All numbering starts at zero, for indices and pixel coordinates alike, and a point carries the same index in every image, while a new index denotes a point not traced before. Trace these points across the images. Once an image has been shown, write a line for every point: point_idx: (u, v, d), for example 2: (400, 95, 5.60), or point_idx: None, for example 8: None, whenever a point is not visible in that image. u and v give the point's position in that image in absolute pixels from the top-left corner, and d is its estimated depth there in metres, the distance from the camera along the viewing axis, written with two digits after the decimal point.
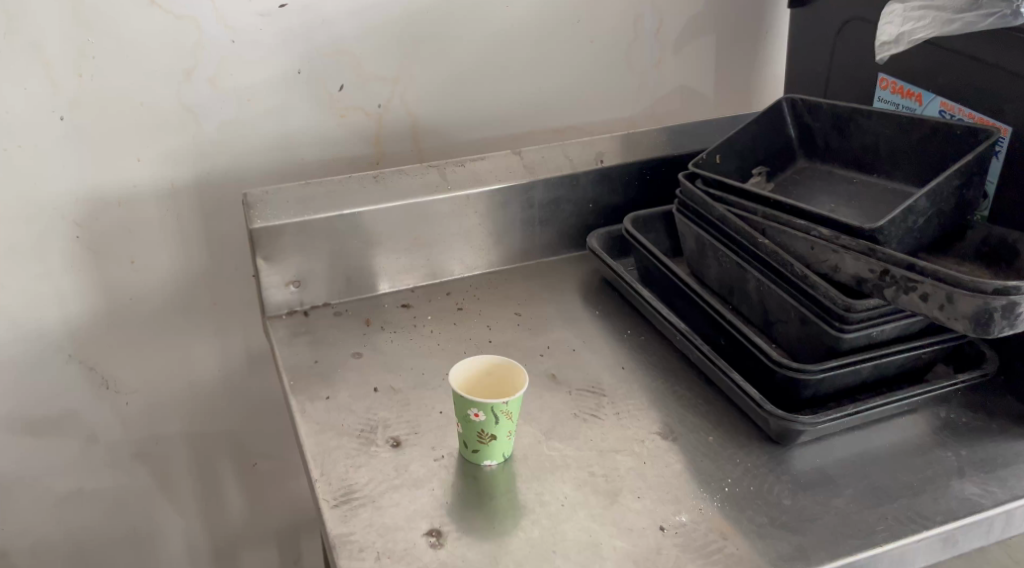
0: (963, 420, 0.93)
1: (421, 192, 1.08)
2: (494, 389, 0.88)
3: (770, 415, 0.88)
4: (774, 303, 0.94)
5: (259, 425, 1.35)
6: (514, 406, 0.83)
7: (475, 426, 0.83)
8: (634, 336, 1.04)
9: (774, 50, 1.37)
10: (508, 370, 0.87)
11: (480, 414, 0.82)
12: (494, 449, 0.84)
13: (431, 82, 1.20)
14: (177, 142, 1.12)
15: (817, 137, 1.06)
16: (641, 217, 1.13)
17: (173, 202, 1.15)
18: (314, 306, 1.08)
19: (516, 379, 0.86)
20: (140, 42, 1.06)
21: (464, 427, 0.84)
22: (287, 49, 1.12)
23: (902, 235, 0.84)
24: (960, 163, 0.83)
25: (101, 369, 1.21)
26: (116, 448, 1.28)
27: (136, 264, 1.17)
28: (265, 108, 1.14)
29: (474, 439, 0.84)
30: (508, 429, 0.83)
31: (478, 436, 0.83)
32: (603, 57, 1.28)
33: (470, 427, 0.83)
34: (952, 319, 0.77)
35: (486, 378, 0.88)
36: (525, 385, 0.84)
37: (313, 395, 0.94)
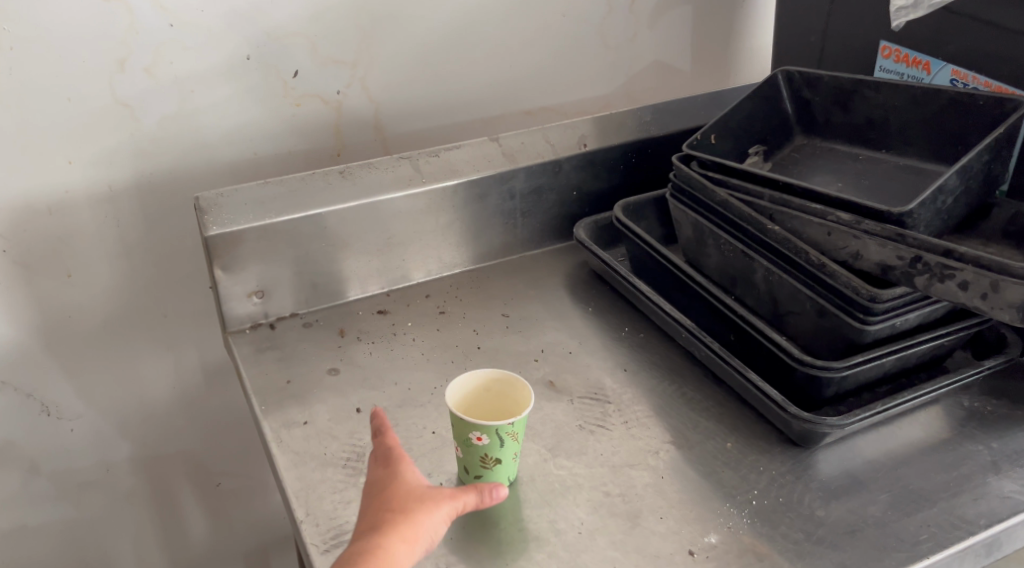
0: (989, 408, 0.87)
1: (392, 187, 0.98)
2: (493, 409, 0.80)
3: (794, 417, 0.81)
4: (785, 294, 0.87)
5: (221, 443, 1.24)
6: (520, 424, 0.75)
7: (478, 448, 0.75)
8: (633, 333, 0.97)
9: (752, 19, 1.30)
10: (509, 385, 0.79)
11: (483, 437, 0.74)
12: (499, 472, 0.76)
13: (394, 65, 1.10)
14: (112, 140, 1.00)
15: (816, 112, 1.00)
16: (631, 205, 1.05)
17: (112, 207, 1.03)
18: (280, 318, 0.98)
19: (520, 395, 0.78)
20: (64, 28, 0.93)
21: (465, 451, 0.75)
22: (233, 33, 1.00)
23: (930, 217, 0.78)
24: (990, 137, 0.78)
25: (40, 395, 1.09)
26: (62, 480, 1.16)
27: (73, 278, 1.05)
28: (211, 98, 1.03)
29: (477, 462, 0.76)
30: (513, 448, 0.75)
31: (482, 458, 0.75)
32: (577, 32, 1.19)
33: (472, 450, 0.75)
34: (996, 308, 0.73)
35: (484, 395, 0.80)
36: (531, 403, 0.76)
37: (288, 421, 0.85)
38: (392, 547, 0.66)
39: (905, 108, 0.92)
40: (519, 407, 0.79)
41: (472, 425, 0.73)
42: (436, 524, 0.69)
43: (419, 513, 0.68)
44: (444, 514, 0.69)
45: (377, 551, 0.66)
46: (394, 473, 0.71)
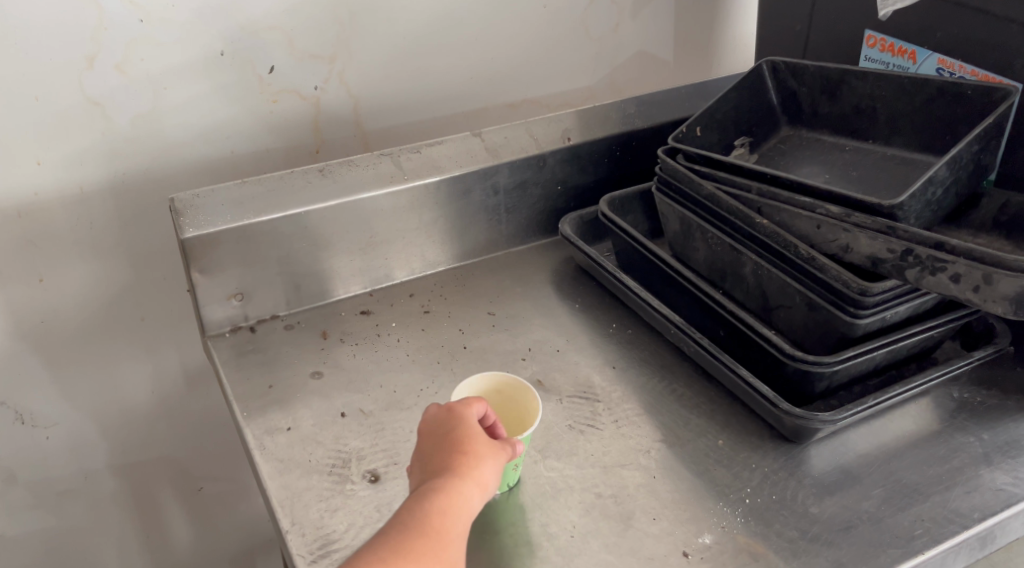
0: (979, 399, 0.87)
1: (373, 184, 0.96)
2: (511, 422, 0.82)
3: (785, 413, 0.80)
4: (775, 288, 0.86)
5: (203, 447, 1.22)
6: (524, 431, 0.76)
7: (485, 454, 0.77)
8: (620, 329, 0.95)
9: (734, 8, 1.28)
10: (518, 392, 0.82)
11: None
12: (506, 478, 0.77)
13: (373, 59, 1.08)
14: (84, 141, 0.97)
15: (802, 103, 0.99)
16: (617, 199, 1.03)
17: (83, 210, 1.01)
18: (260, 320, 0.96)
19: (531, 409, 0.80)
20: (28, 25, 0.90)
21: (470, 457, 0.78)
22: (206, 29, 0.98)
23: (920, 209, 0.77)
24: (979, 127, 0.77)
25: (14, 403, 1.06)
26: (39, 489, 1.13)
27: (45, 282, 1.02)
28: (185, 96, 1.00)
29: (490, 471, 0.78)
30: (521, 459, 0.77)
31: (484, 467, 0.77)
32: (559, 23, 1.17)
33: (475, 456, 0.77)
34: (989, 301, 0.72)
35: (495, 399, 0.83)
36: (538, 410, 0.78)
37: (271, 427, 0.83)
38: (465, 489, 0.68)
39: (893, 98, 0.91)
40: (528, 415, 0.81)
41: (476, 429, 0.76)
42: (499, 468, 0.71)
43: (486, 458, 0.70)
44: (507, 458, 0.71)
45: (450, 494, 0.68)
46: (454, 416, 0.72)
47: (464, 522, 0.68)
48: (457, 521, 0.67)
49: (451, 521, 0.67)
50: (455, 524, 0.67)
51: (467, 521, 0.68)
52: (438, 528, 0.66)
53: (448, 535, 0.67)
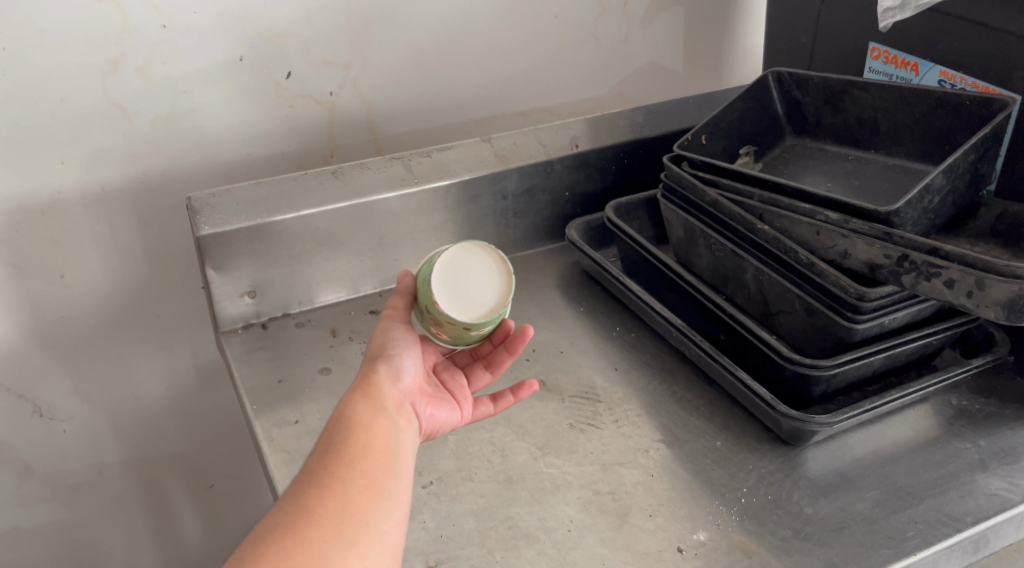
0: (977, 406, 0.87)
1: (384, 187, 0.99)
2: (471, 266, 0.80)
3: (783, 416, 0.81)
4: (776, 293, 0.87)
5: (215, 444, 1.25)
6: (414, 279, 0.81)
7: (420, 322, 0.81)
8: (624, 333, 0.97)
9: (745, 21, 1.30)
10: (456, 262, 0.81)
11: (439, 333, 0.78)
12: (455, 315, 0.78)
13: (387, 66, 1.11)
14: (105, 141, 1.01)
15: (807, 113, 1.01)
16: (623, 205, 1.05)
17: (104, 209, 1.04)
18: (272, 318, 0.99)
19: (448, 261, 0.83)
20: (56, 30, 0.94)
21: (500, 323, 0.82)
22: (226, 35, 1.01)
23: (917, 216, 0.79)
24: (977, 136, 0.79)
25: (32, 396, 1.09)
26: (55, 481, 1.16)
27: (65, 279, 1.05)
28: (203, 100, 1.03)
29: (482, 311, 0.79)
30: (422, 277, 0.80)
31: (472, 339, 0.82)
32: (570, 33, 1.20)
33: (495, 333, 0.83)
34: (982, 306, 0.73)
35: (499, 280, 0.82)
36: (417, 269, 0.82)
37: (280, 420, 0.86)
38: (349, 401, 0.72)
39: (895, 109, 0.93)
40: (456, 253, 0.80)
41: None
42: (386, 346, 0.76)
43: (371, 358, 0.76)
44: (389, 335, 0.77)
45: (334, 418, 0.71)
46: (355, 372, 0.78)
47: (354, 427, 0.70)
48: (344, 435, 0.69)
49: (339, 437, 0.69)
50: (342, 436, 0.69)
51: (354, 425, 0.70)
52: (324, 460, 0.68)
53: (338, 453, 0.68)
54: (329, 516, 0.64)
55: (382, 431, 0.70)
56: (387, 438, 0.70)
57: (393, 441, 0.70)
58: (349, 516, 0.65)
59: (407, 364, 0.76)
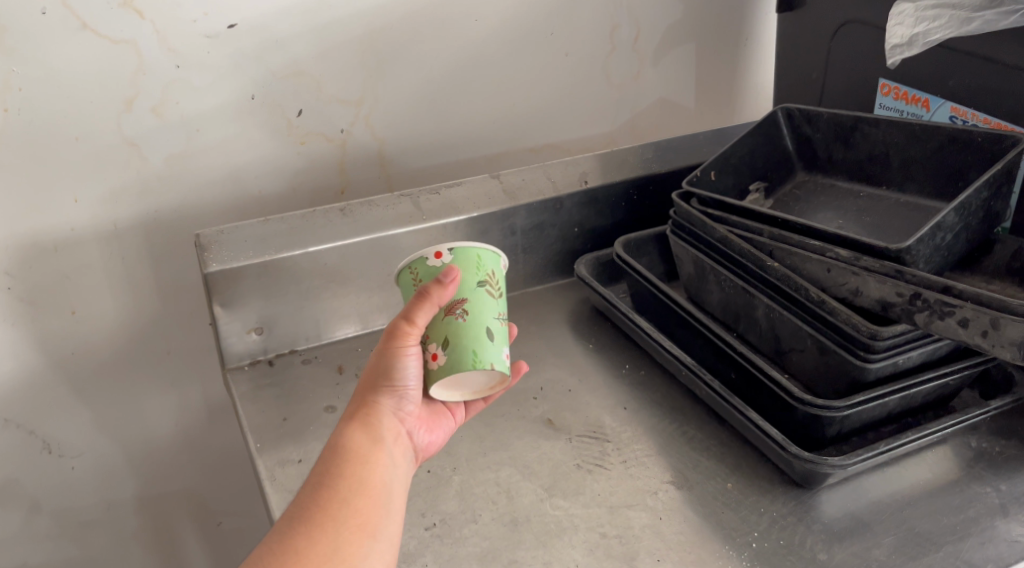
0: (997, 449, 0.84)
1: (393, 223, 0.99)
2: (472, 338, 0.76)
3: (795, 457, 0.79)
4: (787, 331, 0.86)
5: (223, 481, 1.24)
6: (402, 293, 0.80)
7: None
8: (633, 370, 0.96)
9: (755, 56, 1.31)
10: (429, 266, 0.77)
11: None
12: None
13: (398, 102, 1.11)
14: (119, 179, 1.01)
15: (818, 149, 1.00)
16: (633, 241, 1.05)
17: (116, 245, 1.04)
18: (279, 354, 0.99)
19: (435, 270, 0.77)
20: (72, 71, 0.95)
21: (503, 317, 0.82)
22: (240, 74, 1.02)
23: (929, 253, 0.78)
24: (988, 173, 0.78)
25: (42, 432, 1.09)
26: (62, 518, 1.15)
27: (77, 314, 1.06)
28: (215, 138, 1.04)
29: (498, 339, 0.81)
30: None
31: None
32: (582, 71, 1.20)
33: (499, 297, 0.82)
34: (997, 346, 0.72)
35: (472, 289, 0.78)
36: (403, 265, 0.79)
37: (283, 459, 0.85)
38: (346, 433, 0.72)
39: (906, 145, 0.92)
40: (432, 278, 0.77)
41: (488, 262, 0.78)
42: (388, 371, 0.74)
43: (372, 381, 0.75)
44: (391, 357, 0.74)
45: (330, 449, 0.72)
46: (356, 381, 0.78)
47: (349, 462, 0.71)
48: (342, 466, 0.70)
49: (333, 473, 0.70)
50: (333, 471, 0.70)
51: (352, 456, 0.71)
52: (314, 496, 0.69)
53: (328, 491, 0.69)
54: (319, 558, 0.66)
55: (378, 465, 0.71)
56: (382, 473, 0.71)
57: (387, 476, 0.71)
58: (339, 557, 0.66)
59: (409, 389, 0.75)
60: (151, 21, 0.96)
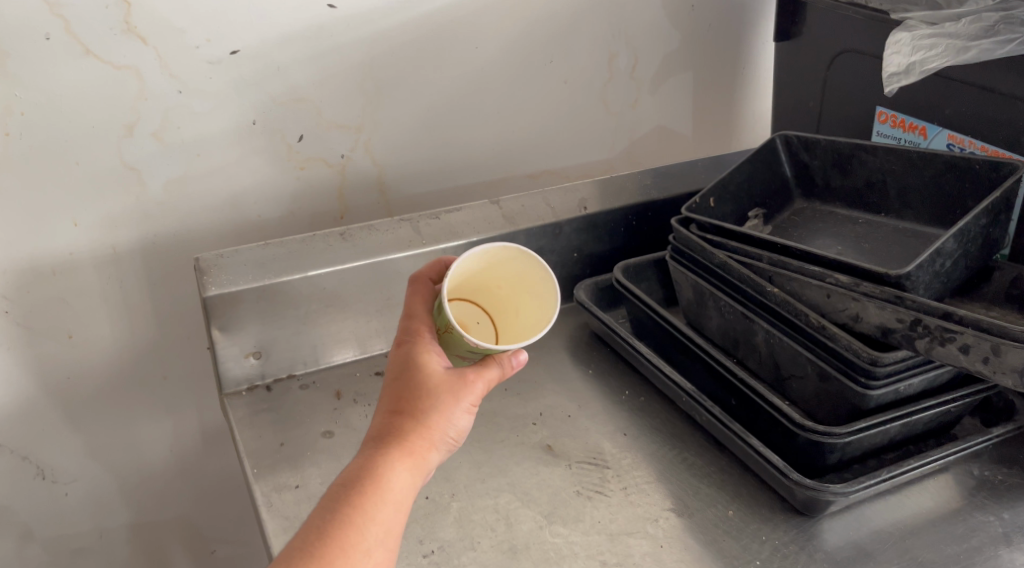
0: (1000, 477, 0.84)
1: (392, 248, 0.99)
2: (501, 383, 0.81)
3: (796, 484, 0.79)
4: (788, 357, 0.86)
5: (218, 508, 1.23)
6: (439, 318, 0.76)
7: (459, 278, 0.80)
8: (633, 396, 0.95)
9: (752, 84, 1.32)
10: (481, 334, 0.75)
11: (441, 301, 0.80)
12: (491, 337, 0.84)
13: (398, 129, 1.11)
14: (118, 204, 1.01)
15: (816, 176, 1.01)
16: (632, 267, 1.05)
17: (115, 269, 1.04)
18: (276, 379, 0.98)
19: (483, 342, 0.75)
20: (73, 95, 0.95)
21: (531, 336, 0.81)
22: (241, 100, 1.02)
23: (929, 279, 0.78)
24: (987, 201, 0.79)
25: (36, 459, 1.08)
26: (55, 545, 1.14)
27: (73, 339, 1.05)
28: (215, 162, 1.04)
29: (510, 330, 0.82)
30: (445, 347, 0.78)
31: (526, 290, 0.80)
32: (580, 98, 1.21)
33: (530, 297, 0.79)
34: (999, 372, 0.72)
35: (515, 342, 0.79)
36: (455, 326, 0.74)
37: (280, 484, 0.85)
38: (396, 473, 0.69)
39: (904, 172, 0.93)
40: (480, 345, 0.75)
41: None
42: (452, 419, 0.72)
43: (434, 422, 0.71)
44: (464, 410, 0.72)
45: (378, 485, 0.69)
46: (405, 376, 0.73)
47: (390, 509, 0.69)
48: (382, 509, 0.69)
49: (372, 514, 0.68)
50: (378, 514, 0.68)
51: (391, 501, 0.69)
52: (349, 538, 0.67)
53: (366, 538, 0.67)
54: None
55: (405, 513, 0.70)
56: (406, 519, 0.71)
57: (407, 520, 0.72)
58: None
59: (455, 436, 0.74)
60: (153, 47, 0.96)
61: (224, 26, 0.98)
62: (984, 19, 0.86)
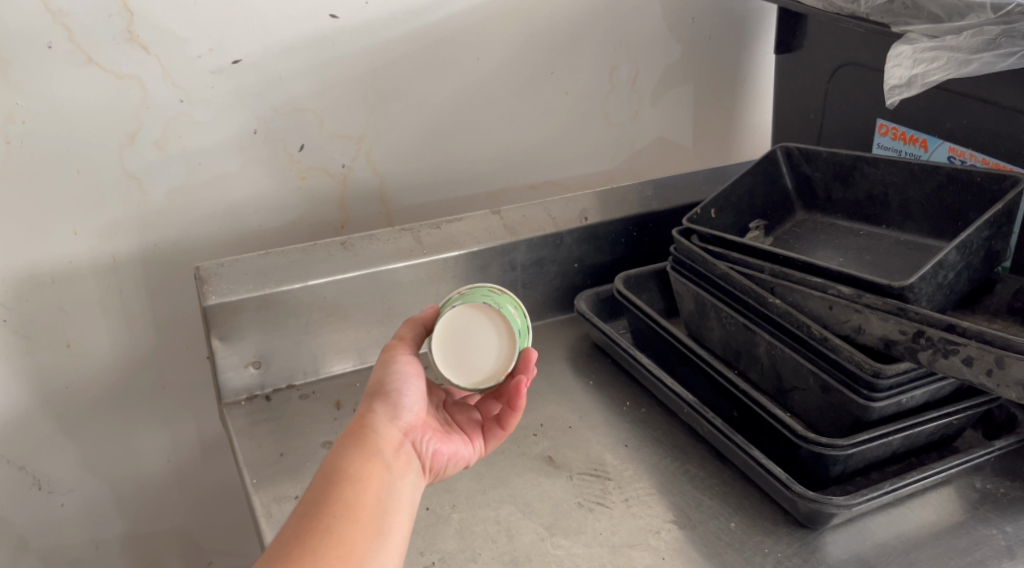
0: (1002, 490, 0.84)
1: (393, 258, 0.99)
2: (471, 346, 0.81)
3: (799, 497, 0.78)
4: (790, 369, 0.85)
5: (215, 518, 1.22)
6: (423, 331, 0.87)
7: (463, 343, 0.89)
8: (634, 407, 0.95)
9: (752, 97, 1.32)
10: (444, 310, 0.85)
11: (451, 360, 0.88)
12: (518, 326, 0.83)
13: (399, 139, 1.11)
14: (119, 212, 1.01)
15: (817, 188, 1.01)
16: (633, 277, 1.05)
17: (114, 278, 1.03)
18: (276, 389, 0.98)
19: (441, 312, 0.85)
20: (75, 103, 0.95)
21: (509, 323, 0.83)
22: (243, 109, 1.02)
23: (931, 291, 0.78)
24: (989, 213, 0.79)
25: (33, 469, 1.07)
26: (51, 555, 1.13)
27: (72, 348, 1.04)
28: (216, 171, 1.04)
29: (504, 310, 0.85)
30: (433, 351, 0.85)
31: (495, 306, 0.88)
32: (581, 109, 1.21)
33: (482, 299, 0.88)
34: (1002, 386, 0.72)
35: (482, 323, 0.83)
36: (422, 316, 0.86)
37: (280, 495, 0.84)
38: (340, 452, 0.73)
39: (905, 185, 0.93)
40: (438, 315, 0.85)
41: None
42: (383, 381, 0.78)
43: (369, 401, 0.77)
44: (389, 367, 0.79)
45: (325, 472, 0.72)
46: None
47: (342, 483, 0.71)
48: (333, 482, 0.71)
49: (326, 494, 0.70)
50: (328, 492, 0.70)
51: (343, 473, 0.72)
52: (306, 522, 0.68)
53: (319, 513, 0.69)
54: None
55: (367, 481, 0.71)
56: (378, 489, 0.71)
57: (385, 491, 0.72)
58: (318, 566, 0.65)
59: (408, 399, 0.78)
60: (156, 56, 0.96)
61: (226, 35, 0.98)
62: (985, 33, 0.85)
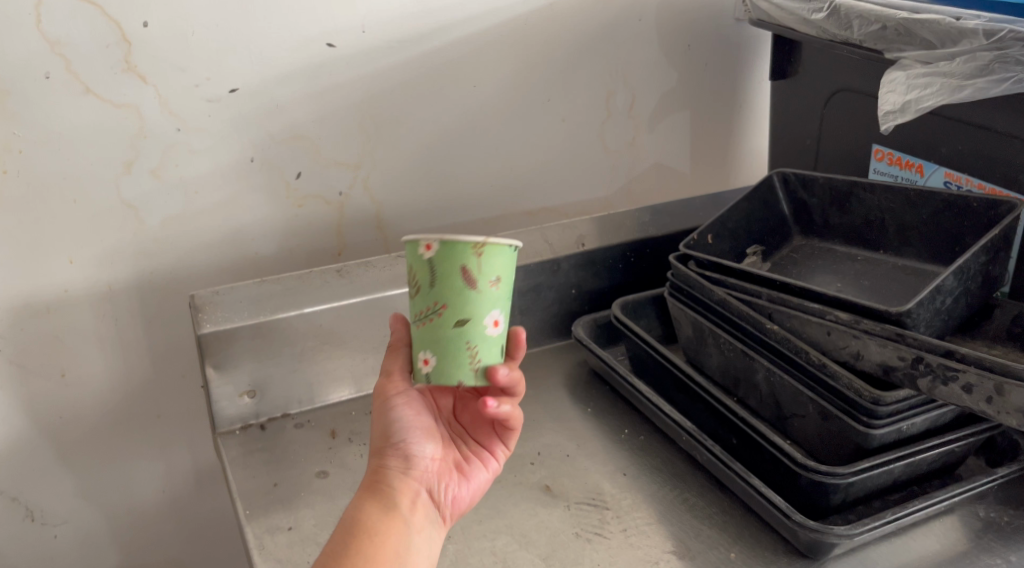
0: (1006, 519, 0.83)
1: (390, 285, 0.98)
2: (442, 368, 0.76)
3: (799, 526, 0.77)
4: (788, 396, 0.85)
5: (210, 549, 1.20)
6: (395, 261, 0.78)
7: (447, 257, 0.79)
8: (633, 436, 0.94)
9: (749, 123, 1.33)
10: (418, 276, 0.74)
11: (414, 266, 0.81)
12: (493, 356, 0.75)
13: (396, 167, 1.11)
14: (115, 240, 1.01)
15: (814, 213, 1.01)
16: (630, 303, 1.04)
17: (110, 307, 1.03)
18: (271, 419, 0.97)
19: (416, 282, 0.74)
20: (72, 132, 0.95)
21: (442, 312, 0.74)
22: (240, 138, 1.02)
23: (930, 316, 0.77)
24: (987, 238, 0.78)
25: (26, 499, 1.06)
26: None
27: (66, 377, 1.04)
28: (211, 200, 1.03)
29: (487, 336, 0.74)
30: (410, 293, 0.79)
31: (475, 287, 0.72)
32: (578, 135, 1.21)
33: (457, 276, 0.72)
34: (1003, 413, 0.71)
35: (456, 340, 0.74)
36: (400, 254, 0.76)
37: (273, 526, 0.83)
38: (358, 507, 0.73)
39: (901, 210, 0.93)
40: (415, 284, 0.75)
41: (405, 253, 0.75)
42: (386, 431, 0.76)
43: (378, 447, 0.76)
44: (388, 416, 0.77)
45: (343, 526, 0.72)
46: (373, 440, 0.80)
47: (359, 538, 0.71)
48: (354, 538, 0.71)
49: (345, 549, 0.70)
50: (347, 550, 0.70)
51: (363, 529, 0.71)
52: None
53: None
54: None
55: (385, 536, 0.71)
56: (396, 542, 0.71)
57: (402, 545, 0.72)
58: None
59: (416, 448, 0.77)
60: (154, 85, 0.96)
61: (223, 64, 0.98)
62: (978, 58, 0.84)
